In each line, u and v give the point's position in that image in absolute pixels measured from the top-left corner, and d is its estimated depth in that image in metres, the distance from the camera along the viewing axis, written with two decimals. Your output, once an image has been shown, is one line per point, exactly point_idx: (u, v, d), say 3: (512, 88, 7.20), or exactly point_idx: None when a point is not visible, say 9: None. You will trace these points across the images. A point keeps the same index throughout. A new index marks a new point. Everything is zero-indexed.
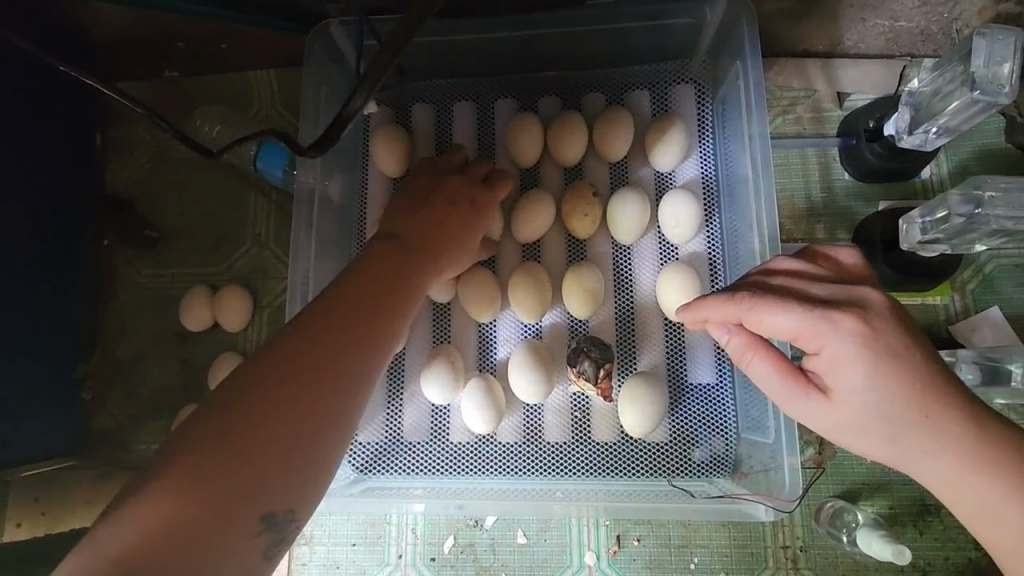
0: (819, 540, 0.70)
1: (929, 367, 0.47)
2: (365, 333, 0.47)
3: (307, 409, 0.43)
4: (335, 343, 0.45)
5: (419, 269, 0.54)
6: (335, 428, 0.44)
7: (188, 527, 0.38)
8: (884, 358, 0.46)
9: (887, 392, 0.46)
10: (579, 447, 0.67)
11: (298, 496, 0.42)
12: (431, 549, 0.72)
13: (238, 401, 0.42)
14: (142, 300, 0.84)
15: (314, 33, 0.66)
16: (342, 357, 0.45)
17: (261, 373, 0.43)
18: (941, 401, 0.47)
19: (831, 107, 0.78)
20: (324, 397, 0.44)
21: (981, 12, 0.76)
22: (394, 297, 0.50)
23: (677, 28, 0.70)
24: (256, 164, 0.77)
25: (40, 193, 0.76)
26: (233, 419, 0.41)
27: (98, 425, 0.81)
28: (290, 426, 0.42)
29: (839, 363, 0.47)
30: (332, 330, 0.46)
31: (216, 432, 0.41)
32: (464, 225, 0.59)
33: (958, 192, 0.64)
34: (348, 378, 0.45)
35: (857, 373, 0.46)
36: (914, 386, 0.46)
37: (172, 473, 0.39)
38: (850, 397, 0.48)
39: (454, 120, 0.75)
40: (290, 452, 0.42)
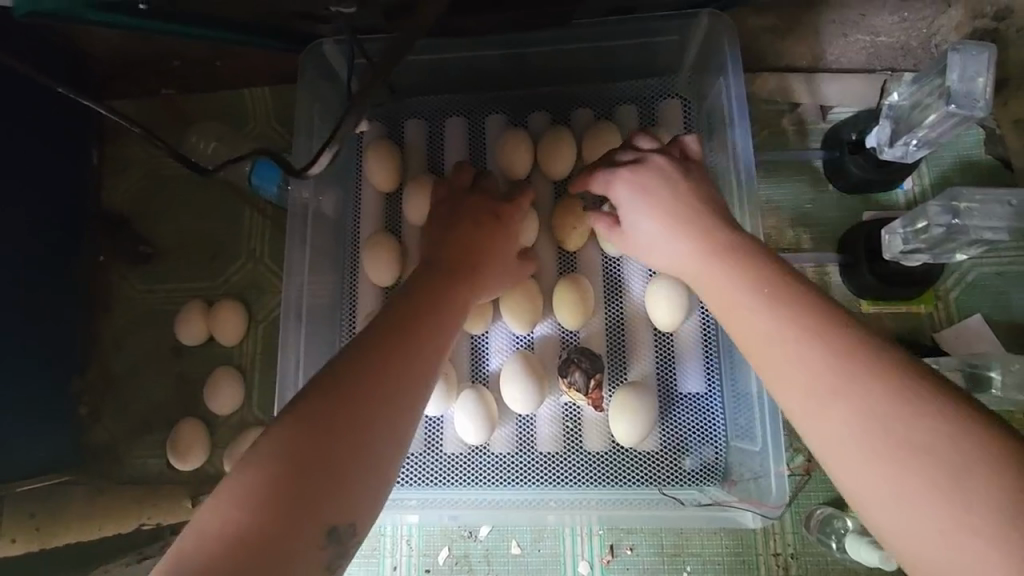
0: (810, 547, 0.71)
1: (791, 285, 0.48)
2: (414, 350, 0.49)
3: (360, 422, 0.45)
4: (384, 360, 0.47)
5: (455, 286, 0.56)
6: (392, 440, 0.46)
7: (256, 541, 0.39)
8: (671, 198, 0.57)
9: (685, 231, 0.55)
10: (571, 457, 0.68)
11: (356, 509, 0.44)
12: (426, 561, 0.73)
13: (298, 419, 0.44)
14: (137, 315, 0.85)
15: (307, 52, 0.68)
16: (389, 367, 0.47)
17: (323, 387, 0.45)
18: (801, 311, 0.46)
19: (815, 120, 0.82)
20: (383, 410, 0.46)
21: (959, 27, 0.77)
22: (438, 313, 0.53)
23: (661, 45, 0.72)
24: (251, 180, 0.79)
25: (37, 212, 0.77)
26: (293, 436, 0.43)
27: (93, 441, 0.82)
28: (351, 437, 0.44)
29: (626, 205, 0.59)
30: (381, 348, 0.48)
31: (279, 448, 0.43)
32: (495, 240, 0.61)
33: (937, 202, 0.66)
34: (402, 393, 0.47)
35: (636, 207, 0.58)
36: (761, 292, 0.48)
37: (239, 492, 0.41)
38: (642, 233, 0.58)
39: (446, 135, 0.76)
40: (351, 464, 0.44)
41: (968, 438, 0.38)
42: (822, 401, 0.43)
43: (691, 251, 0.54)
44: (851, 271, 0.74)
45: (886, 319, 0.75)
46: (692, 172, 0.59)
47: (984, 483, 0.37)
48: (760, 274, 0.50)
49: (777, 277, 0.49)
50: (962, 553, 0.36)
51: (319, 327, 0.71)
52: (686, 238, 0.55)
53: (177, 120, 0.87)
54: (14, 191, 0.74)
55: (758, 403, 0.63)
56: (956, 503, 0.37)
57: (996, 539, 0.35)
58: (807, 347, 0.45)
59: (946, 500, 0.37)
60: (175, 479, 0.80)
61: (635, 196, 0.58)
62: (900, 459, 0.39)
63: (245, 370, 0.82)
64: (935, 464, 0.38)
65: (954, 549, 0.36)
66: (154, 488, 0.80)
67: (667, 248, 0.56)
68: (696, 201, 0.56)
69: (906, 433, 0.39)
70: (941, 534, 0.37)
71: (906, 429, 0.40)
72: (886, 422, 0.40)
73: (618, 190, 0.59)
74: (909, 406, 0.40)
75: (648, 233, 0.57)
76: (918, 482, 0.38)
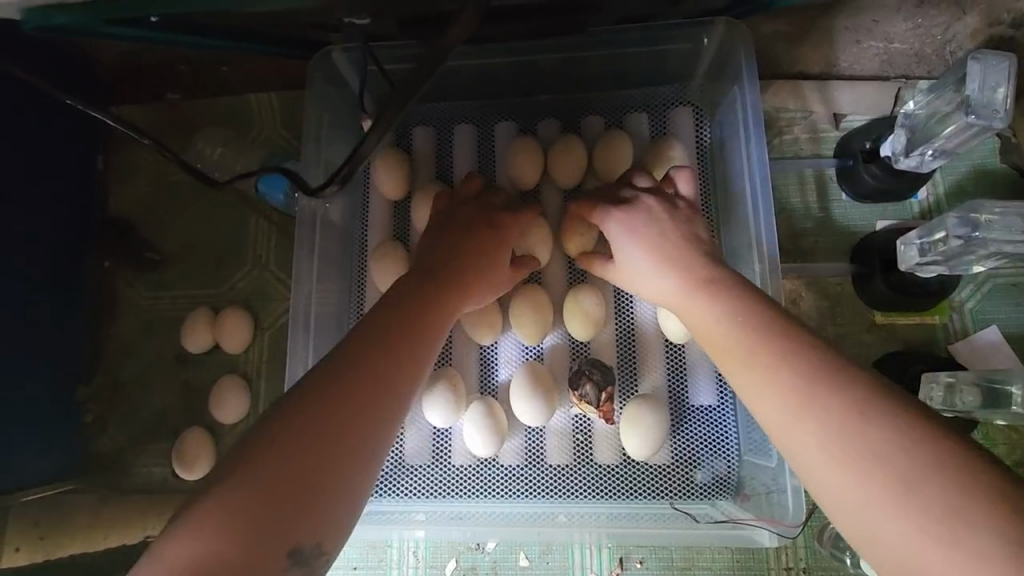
0: (823, 561, 0.70)
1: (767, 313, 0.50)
2: (391, 367, 0.48)
3: (335, 437, 0.43)
4: (363, 375, 0.46)
5: (439, 300, 0.55)
6: (365, 460, 0.44)
7: (216, 563, 0.37)
8: (658, 235, 0.59)
9: (668, 266, 0.58)
10: (581, 470, 0.67)
11: (325, 528, 0.41)
12: (433, 573, 0.72)
13: (272, 433, 0.43)
14: (142, 322, 0.84)
15: (316, 58, 0.67)
16: (367, 382, 0.46)
17: (301, 403, 0.44)
18: (771, 337, 0.49)
19: (827, 128, 0.80)
20: (358, 429, 0.44)
21: (975, 33, 0.76)
22: (417, 329, 0.52)
23: (673, 53, 0.71)
24: (258, 187, 0.78)
25: (40, 219, 0.76)
26: (264, 450, 0.42)
27: (100, 450, 0.82)
28: (323, 455, 0.42)
29: (618, 240, 0.61)
30: (360, 362, 0.47)
31: (252, 461, 0.41)
32: (486, 253, 0.60)
33: (955, 214, 0.64)
34: (379, 412, 0.46)
35: (627, 243, 0.60)
36: (739, 324, 0.51)
37: (206, 507, 0.39)
38: (630, 265, 0.60)
39: (454, 142, 0.75)
40: (324, 480, 0.42)
41: (926, 443, 0.40)
42: (790, 419, 0.45)
43: (674, 284, 0.57)
44: (865, 281, 0.74)
45: (904, 331, 0.74)
46: (682, 210, 0.61)
47: (941, 486, 0.38)
48: (738, 304, 0.52)
49: (753, 307, 0.51)
50: (926, 553, 0.37)
51: (327, 337, 0.70)
52: (670, 274, 0.57)
53: (184, 125, 0.86)
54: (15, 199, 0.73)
55: None
56: (917, 504, 0.38)
57: (955, 538, 0.36)
58: (778, 369, 0.47)
59: (906, 503, 0.38)
60: (180, 488, 0.79)
61: (624, 233, 0.60)
62: (863, 465, 0.40)
63: (251, 378, 0.81)
64: (894, 468, 0.40)
65: (917, 550, 0.37)
66: (159, 498, 0.79)
67: (657, 281, 0.58)
68: (683, 237, 0.59)
69: (865, 442, 0.41)
70: (909, 536, 0.38)
71: (865, 437, 0.41)
72: (848, 438, 0.42)
73: (610, 229, 0.61)
74: (869, 415, 0.42)
75: (636, 267, 0.60)
76: (880, 488, 0.39)
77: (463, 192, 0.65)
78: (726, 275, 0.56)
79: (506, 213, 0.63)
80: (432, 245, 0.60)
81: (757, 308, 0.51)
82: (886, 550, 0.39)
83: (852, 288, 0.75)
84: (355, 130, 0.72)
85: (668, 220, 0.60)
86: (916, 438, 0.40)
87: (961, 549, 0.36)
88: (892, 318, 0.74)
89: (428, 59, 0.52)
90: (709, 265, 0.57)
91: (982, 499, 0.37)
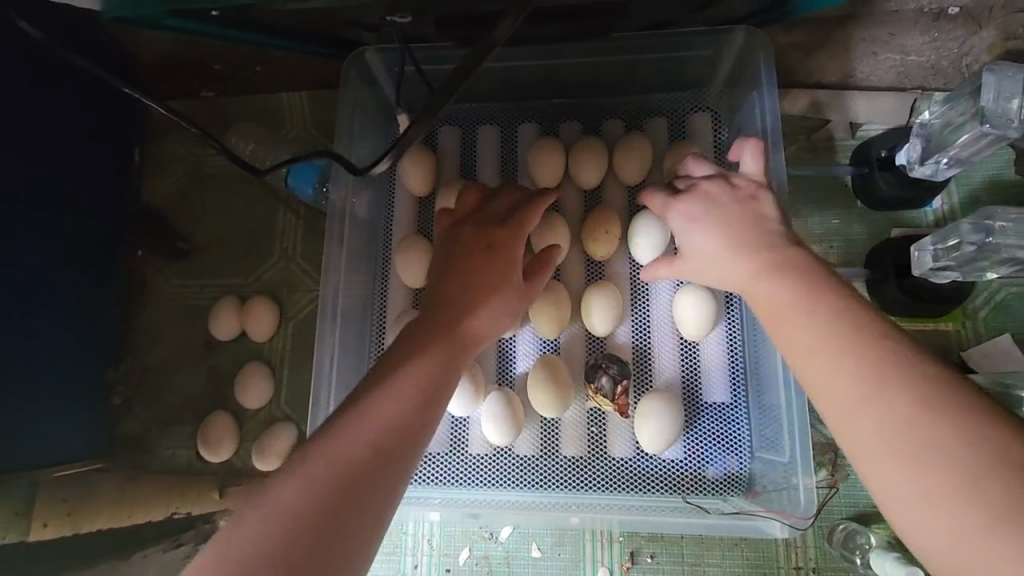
0: (832, 562, 0.71)
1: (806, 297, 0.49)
2: (423, 388, 0.49)
3: (374, 454, 0.44)
4: (399, 392, 0.47)
5: (468, 315, 0.55)
6: (402, 479, 0.45)
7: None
8: (721, 216, 0.57)
9: (732, 250, 0.55)
10: (595, 462, 0.69)
11: (368, 548, 0.42)
12: (446, 561, 0.74)
13: (313, 451, 0.43)
14: (173, 310, 0.87)
15: (350, 60, 0.69)
16: (402, 399, 0.47)
17: (341, 422, 0.45)
18: (788, 325, 0.49)
19: (843, 137, 0.81)
20: (388, 453, 0.44)
21: (991, 47, 0.78)
22: (431, 350, 0.51)
23: (694, 60, 0.73)
24: (288, 181, 0.81)
25: (80, 208, 0.79)
26: (304, 467, 0.42)
27: (125, 432, 0.84)
28: (362, 471, 0.43)
29: (689, 229, 0.59)
30: (395, 380, 0.48)
31: (293, 479, 0.42)
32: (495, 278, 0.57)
33: (969, 221, 0.66)
34: (418, 426, 0.47)
35: (699, 233, 0.58)
36: (794, 309, 0.49)
37: (249, 528, 0.40)
38: (697, 254, 0.58)
39: (479, 142, 0.78)
40: (364, 496, 0.42)
41: (955, 426, 0.39)
42: (836, 398, 0.44)
43: (743, 266, 0.54)
44: (878, 287, 0.75)
45: (917, 337, 0.75)
46: (743, 187, 0.59)
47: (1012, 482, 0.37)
48: (801, 288, 0.50)
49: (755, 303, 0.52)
50: (978, 550, 0.36)
51: (352, 326, 0.72)
52: (741, 256, 0.55)
53: (218, 122, 0.89)
54: (55, 188, 0.76)
55: (786, 415, 0.63)
56: (975, 501, 0.37)
57: (974, 515, 0.37)
58: (822, 347, 0.46)
59: (962, 499, 0.37)
60: (203, 471, 0.82)
61: (685, 222, 0.59)
62: (885, 448, 0.41)
63: (274, 366, 0.84)
64: (914, 447, 0.40)
65: (933, 529, 0.38)
66: (182, 479, 0.82)
67: (725, 265, 0.56)
68: (755, 220, 0.56)
69: (931, 435, 0.40)
70: (954, 530, 0.37)
71: (900, 419, 0.41)
72: (914, 428, 0.40)
73: (673, 220, 0.61)
74: (918, 399, 0.41)
75: (703, 253, 0.58)
76: (936, 482, 0.39)
77: (457, 212, 0.64)
78: (793, 255, 0.53)
79: (504, 226, 0.60)
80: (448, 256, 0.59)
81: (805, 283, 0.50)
82: (911, 532, 0.40)
83: (863, 292, 0.77)
84: (390, 128, 0.76)
85: (730, 202, 0.58)
86: (936, 418, 0.40)
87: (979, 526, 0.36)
88: (907, 324, 0.75)
89: (463, 66, 0.52)
90: (765, 248, 0.54)
91: (997, 477, 0.37)
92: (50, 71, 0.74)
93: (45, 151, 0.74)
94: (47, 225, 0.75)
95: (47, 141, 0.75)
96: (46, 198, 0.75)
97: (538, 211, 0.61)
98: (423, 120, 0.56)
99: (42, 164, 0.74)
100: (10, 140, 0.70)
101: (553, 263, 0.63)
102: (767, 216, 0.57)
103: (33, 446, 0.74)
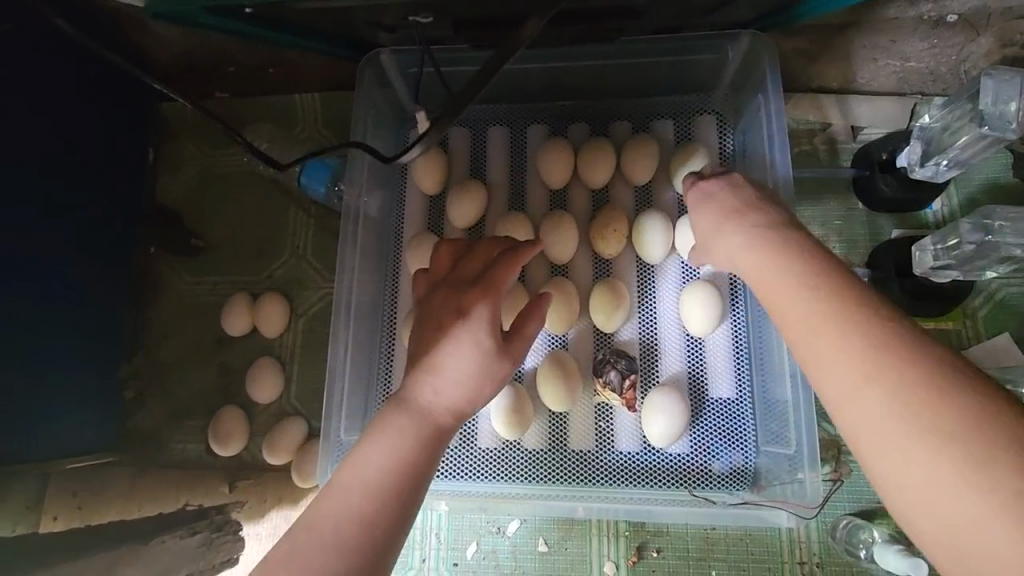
0: (835, 557, 0.72)
1: (800, 285, 0.50)
2: (414, 439, 0.51)
3: (369, 507, 0.47)
4: (390, 446, 0.50)
5: (454, 367, 0.54)
6: (402, 525, 0.48)
7: None
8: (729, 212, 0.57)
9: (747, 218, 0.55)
10: (602, 456, 0.70)
11: None
12: (454, 555, 0.75)
13: (315, 507, 0.48)
14: (185, 306, 0.89)
15: (365, 62, 0.71)
16: (392, 452, 0.50)
17: (340, 478, 0.49)
18: (786, 302, 0.49)
19: (844, 141, 0.83)
20: (369, 557, 0.46)
21: (989, 54, 0.79)
22: (406, 437, 0.51)
23: (700, 63, 0.75)
24: (301, 179, 0.82)
25: (95, 204, 0.81)
26: (309, 526, 0.47)
27: (137, 426, 0.85)
28: (362, 524, 0.47)
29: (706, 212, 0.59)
30: (385, 433, 0.51)
31: (302, 534, 0.46)
32: (467, 349, 0.54)
33: (968, 221, 0.69)
34: (410, 479, 0.49)
35: (715, 221, 0.57)
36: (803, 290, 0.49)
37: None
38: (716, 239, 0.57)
39: (489, 143, 0.80)
40: (362, 545, 0.46)
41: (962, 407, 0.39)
42: (816, 360, 0.45)
43: (748, 255, 0.53)
44: (881, 286, 0.76)
45: None
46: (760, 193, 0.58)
47: None
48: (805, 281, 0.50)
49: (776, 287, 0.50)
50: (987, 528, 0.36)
51: (364, 323, 0.74)
52: (753, 245, 0.53)
53: (230, 121, 0.91)
54: (70, 187, 0.77)
55: (792, 411, 0.64)
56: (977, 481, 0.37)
57: (946, 460, 0.38)
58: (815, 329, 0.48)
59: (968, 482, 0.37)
60: (211, 465, 0.83)
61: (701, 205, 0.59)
62: (884, 428, 0.41)
63: (285, 362, 0.85)
64: (921, 426, 0.39)
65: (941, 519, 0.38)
66: (193, 473, 0.83)
67: (719, 245, 0.57)
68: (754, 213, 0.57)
69: (933, 416, 0.39)
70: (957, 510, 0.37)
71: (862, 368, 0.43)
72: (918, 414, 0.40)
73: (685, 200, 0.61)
74: (925, 380, 0.41)
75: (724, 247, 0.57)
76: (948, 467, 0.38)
77: (435, 271, 0.63)
78: (790, 244, 0.53)
79: (475, 288, 0.57)
80: (433, 293, 0.59)
81: (791, 268, 0.50)
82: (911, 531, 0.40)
83: None
84: (405, 128, 0.78)
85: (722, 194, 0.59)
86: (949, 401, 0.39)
87: (951, 467, 0.38)
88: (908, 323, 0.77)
89: (486, 69, 0.54)
90: (766, 244, 0.54)
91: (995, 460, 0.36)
92: (69, 74, 0.76)
93: (63, 150, 0.76)
94: (62, 220, 0.76)
95: (62, 139, 0.76)
96: (62, 197, 0.76)
97: (512, 272, 0.58)
98: (444, 120, 0.59)
99: (58, 164, 0.75)
100: (27, 141, 0.72)
101: (543, 313, 0.60)
102: (763, 203, 0.57)
103: (45, 438, 0.75)
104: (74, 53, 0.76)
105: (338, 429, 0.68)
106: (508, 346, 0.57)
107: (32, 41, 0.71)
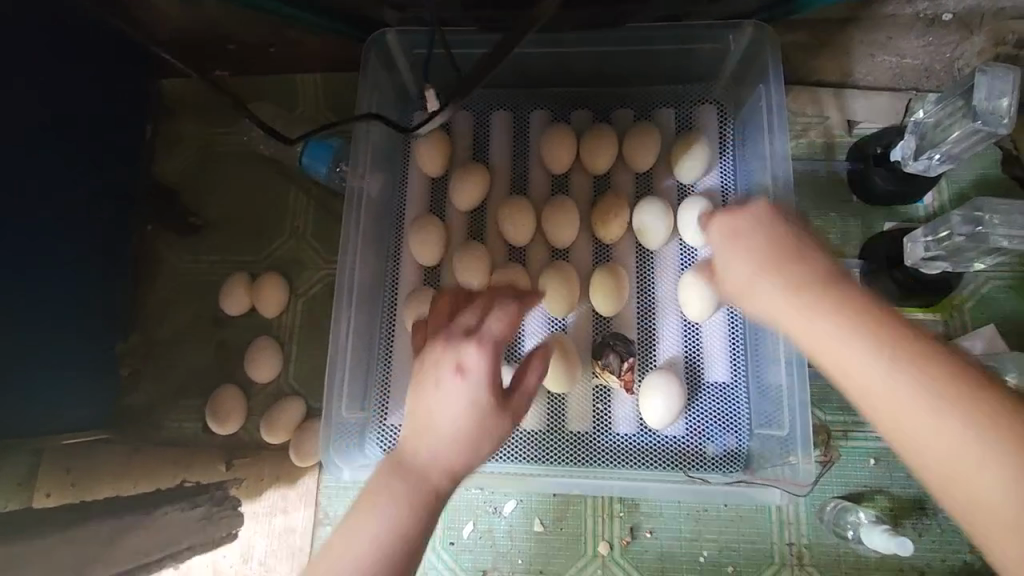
0: (822, 538, 0.73)
1: (848, 323, 0.45)
2: (410, 502, 0.51)
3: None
4: (389, 511, 0.51)
5: (448, 426, 0.53)
6: None
7: None
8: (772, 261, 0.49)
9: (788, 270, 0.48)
10: (599, 438, 0.71)
11: None
12: (450, 534, 0.75)
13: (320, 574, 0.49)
14: (181, 283, 0.88)
15: (372, 42, 0.71)
16: (390, 519, 0.51)
17: (338, 548, 0.50)
18: (831, 352, 0.45)
19: (841, 134, 0.84)
20: None
21: (982, 53, 0.81)
22: (400, 505, 0.51)
23: (703, 52, 0.76)
24: (302, 159, 0.82)
25: (92, 181, 0.80)
26: None
27: (132, 404, 0.85)
28: None
29: (743, 255, 0.51)
30: (382, 498, 0.51)
31: None
32: (461, 407, 0.53)
33: (958, 213, 0.70)
34: (406, 543, 0.50)
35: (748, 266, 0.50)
36: (839, 333, 0.45)
37: None
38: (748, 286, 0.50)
39: (491, 127, 0.80)
40: None
41: (1021, 427, 0.40)
42: (871, 405, 0.43)
43: (792, 311, 0.47)
44: (872, 276, 0.79)
45: None
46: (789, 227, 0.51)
47: None
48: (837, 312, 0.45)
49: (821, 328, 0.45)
50: None
51: (366, 304, 0.74)
52: (803, 301, 0.47)
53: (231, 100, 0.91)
54: (68, 163, 0.76)
55: (785, 394, 0.66)
56: None
57: (1014, 484, 0.39)
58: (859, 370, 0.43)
59: None
60: (208, 444, 0.83)
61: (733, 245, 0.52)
62: (956, 467, 0.40)
63: (283, 343, 0.85)
64: (994, 459, 0.39)
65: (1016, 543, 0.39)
66: (189, 451, 0.83)
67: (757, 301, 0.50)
68: (794, 252, 0.49)
69: (998, 447, 0.39)
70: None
71: (924, 410, 0.41)
72: (984, 447, 0.40)
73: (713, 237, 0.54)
74: (980, 411, 0.40)
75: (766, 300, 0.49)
76: (1019, 494, 0.39)
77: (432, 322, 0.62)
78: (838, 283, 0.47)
79: (469, 340, 0.55)
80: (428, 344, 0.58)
81: (831, 319, 0.45)
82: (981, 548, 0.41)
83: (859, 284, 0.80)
84: (408, 111, 0.78)
85: (753, 233, 0.51)
86: (1007, 427, 0.40)
87: (1016, 490, 0.39)
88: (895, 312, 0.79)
89: (500, 48, 0.55)
90: (810, 290, 0.47)
91: None
92: (67, 48, 0.75)
93: (60, 125, 0.75)
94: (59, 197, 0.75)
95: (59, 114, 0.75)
96: (61, 173, 0.75)
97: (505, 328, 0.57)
98: (455, 96, 0.61)
99: (58, 140, 0.75)
100: (26, 116, 0.71)
101: (542, 369, 0.58)
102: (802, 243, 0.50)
103: (40, 416, 0.74)
104: (72, 26, 0.75)
105: (338, 408, 0.68)
106: (508, 400, 0.55)
107: (37, 11, 0.71)
